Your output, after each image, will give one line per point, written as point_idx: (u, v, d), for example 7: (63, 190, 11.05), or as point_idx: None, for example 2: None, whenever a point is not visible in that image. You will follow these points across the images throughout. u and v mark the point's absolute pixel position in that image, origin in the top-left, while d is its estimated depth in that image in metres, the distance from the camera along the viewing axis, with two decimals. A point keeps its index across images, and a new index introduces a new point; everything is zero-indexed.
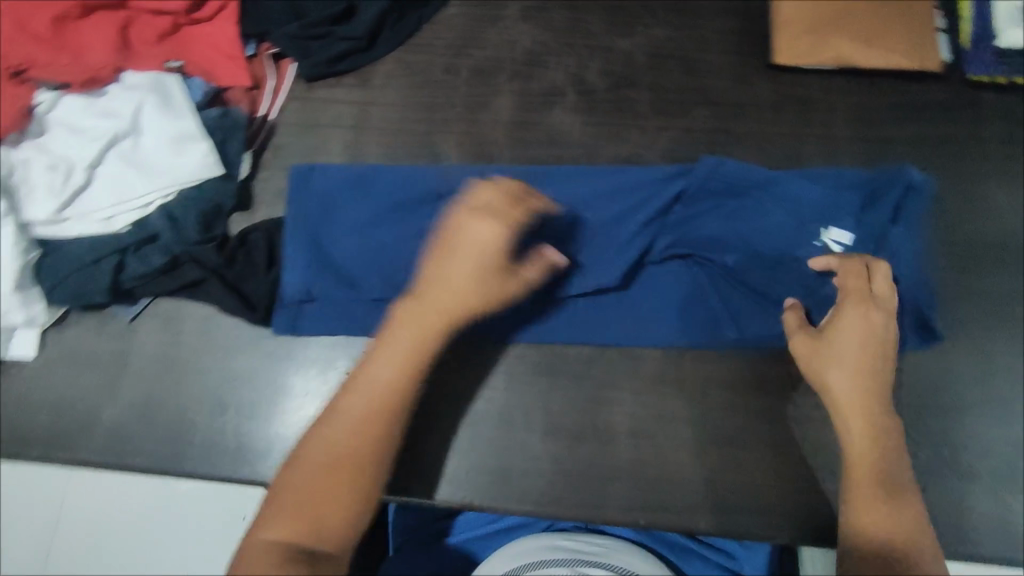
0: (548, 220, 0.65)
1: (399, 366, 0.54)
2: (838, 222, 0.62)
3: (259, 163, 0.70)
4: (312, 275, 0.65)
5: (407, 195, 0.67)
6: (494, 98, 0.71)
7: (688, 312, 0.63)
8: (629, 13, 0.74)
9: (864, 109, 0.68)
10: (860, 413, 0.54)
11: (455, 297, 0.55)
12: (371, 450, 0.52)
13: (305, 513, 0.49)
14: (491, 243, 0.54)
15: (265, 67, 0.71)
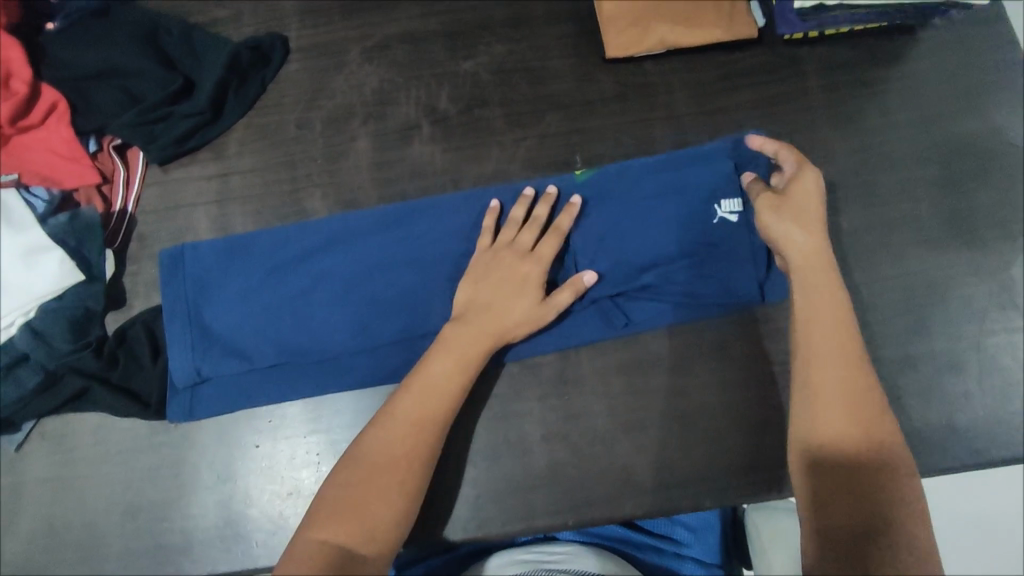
0: (426, 254, 0.66)
1: (455, 382, 0.58)
2: (725, 194, 0.67)
3: (126, 257, 0.68)
4: (197, 357, 0.64)
5: (285, 256, 0.67)
6: (352, 143, 0.71)
7: (575, 308, 0.64)
8: (467, 36, 0.75)
9: (699, 84, 0.72)
10: (820, 324, 0.56)
11: (477, 322, 0.60)
12: (414, 460, 0.55)
13: (347, 519, 0.52)
14: (538, 272, 0.62)
15: (112, 160, 0.70)
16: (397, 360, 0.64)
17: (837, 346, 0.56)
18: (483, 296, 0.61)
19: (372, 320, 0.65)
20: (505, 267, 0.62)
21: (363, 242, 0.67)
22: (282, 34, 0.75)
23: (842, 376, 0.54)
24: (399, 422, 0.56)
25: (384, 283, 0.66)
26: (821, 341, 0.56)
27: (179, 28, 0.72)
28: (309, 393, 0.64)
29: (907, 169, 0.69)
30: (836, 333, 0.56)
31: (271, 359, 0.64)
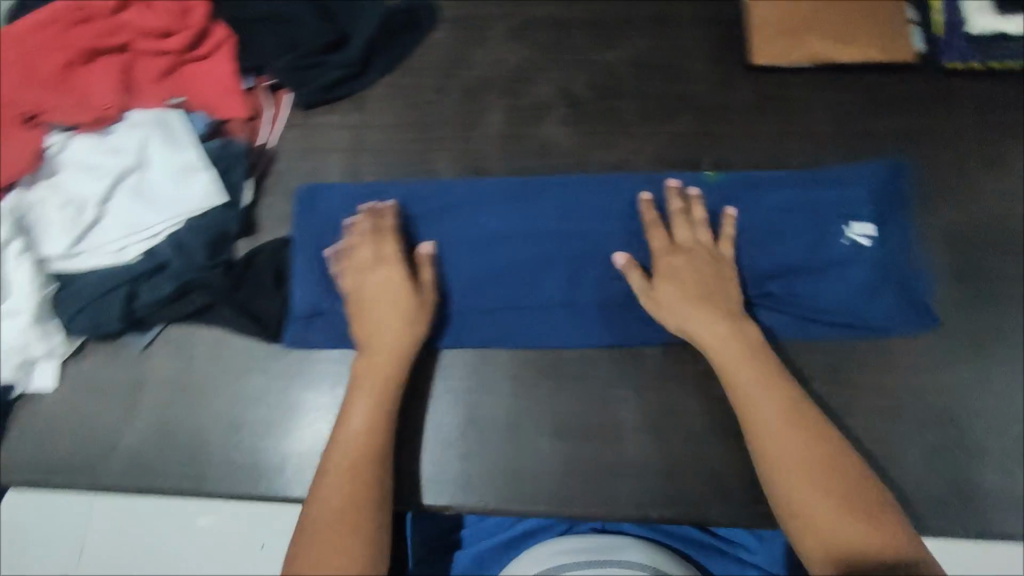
0: (546, 230, 0.68)
1: (375, 417, 0.59)
2: (858, 217, 0.65)
3: (262, 189, 0.72)
4: (316, 290, 0.67)
5: (412, 210, 0.69)
6: (486, 114, 0.73)
7: None
8: (610, 27, 0.76)
9: (844, 102, 0.70)
10: (762, 406, 0.56)
11: (670, 308, 0.61)
12: (365, 491, 0.55)
13: (329, 552, 0.52)
14: (666, 263, 0.63)
15: (262, 98, 0.74)
16: (501, 326, 0.66)
17: (788, 416, 0.56)
18: (665, 288, 0.62)
19: (484, 285, 0.67)
20: (679, 260, 0.63)
21: (485, 210, 0.69)
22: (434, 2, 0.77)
23: (802, 445, 0.54)
24: (330, 476, 0.56)
25: (501, 251, 0.67)
26: (772, 421, 0.55)
27: None
28: (416, 342, 0.66)
29: None
30: (777, 409, 0.56)
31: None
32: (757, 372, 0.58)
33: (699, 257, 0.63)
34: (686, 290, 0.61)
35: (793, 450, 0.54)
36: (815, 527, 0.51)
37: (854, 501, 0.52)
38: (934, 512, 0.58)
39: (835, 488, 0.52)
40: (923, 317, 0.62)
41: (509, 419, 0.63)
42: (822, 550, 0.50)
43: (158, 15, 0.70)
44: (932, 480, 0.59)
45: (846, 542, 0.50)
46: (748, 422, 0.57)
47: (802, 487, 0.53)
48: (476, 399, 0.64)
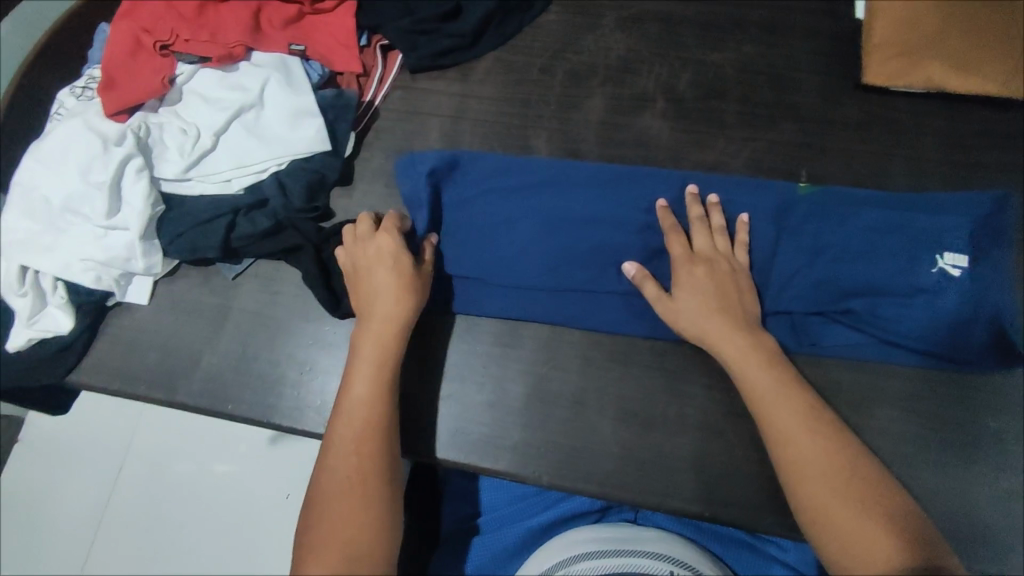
0: (630, 219, 0.68)
1: (380, 386, 0.60)
2: (951, 245, 0.63)
3: (362, 144, 0.75)
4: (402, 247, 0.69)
5: (503, 184, 0.71)
6: (587, 99, 0.75)
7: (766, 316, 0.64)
8: (720, 30, 0.77)
9: (955, 132, 0.69)
10: (774, 408, 0.56)
11: (688, 316, 0.61)
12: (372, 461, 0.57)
13: (336, 522, 0.54)
14: (687, 274, 0.63)
15: (374, 57, 0.77)
16: (582, 308, 0.66)
17: (796, 413, 0.56)
18: (684, 296, 0.62)
19: (564, 265, 0.67)
20: (699, 270, 0.63)
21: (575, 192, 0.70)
22: None
23: (812, 443, 0.54)
24: (337, 449, 0.57)
25: (585, 234, 0.68)
26: (789, 421, 0.55)
27: None
28: (495, 311, 0.67)
29: None
30: (783, 403, 0.56)
31: (469, 269, 0.68)
32: (769, 372, 0.58)
33: (720, 268, 0.63)
34: (709, 299, 0.61)
35: (804, 447, 0.54)
36: (825, 525, 0.51)
37: (861, 494, 0.52)
38: (990, 554, 0.58)
39: (842, 481, 0.52)
40: (1012, 359, 0.60)
41: (574, 396, 0.64)
42: (835, 548, 0.50)
43: None
44: (991, 522, 0.59)
45: (854, 537, 0.50)
46: (762, 420, 0.57)
47: (813, 484, 0.53)
48: (544, 373, 0.65)
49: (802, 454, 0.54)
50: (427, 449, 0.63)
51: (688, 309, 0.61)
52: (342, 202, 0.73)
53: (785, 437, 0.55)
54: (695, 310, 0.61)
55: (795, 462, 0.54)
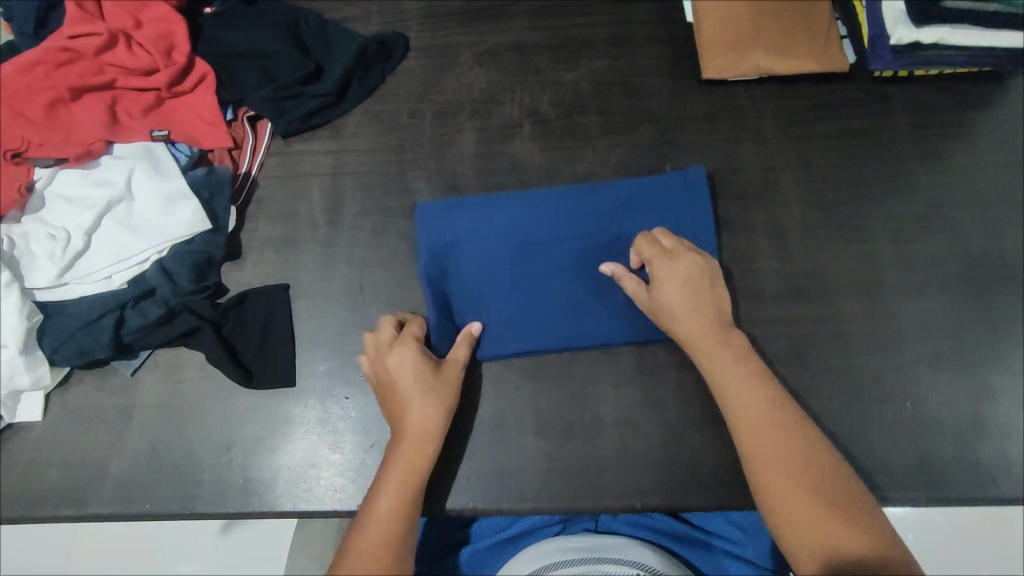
0: (553, 246, 0.69)
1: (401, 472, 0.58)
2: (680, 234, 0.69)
3: (244, 216, 0.75)
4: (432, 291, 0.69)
5: (459, 228, 0.70)
6: (458, 135, 0.77)
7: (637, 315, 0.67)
8: (571, 49, 0.81)
9: (788, 110, 0.76)
10: (736, 391, 0.59)
11: (688, 330, 0.62)
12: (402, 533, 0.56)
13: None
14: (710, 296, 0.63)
15: (243, 129, 0.78)
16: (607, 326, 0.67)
17: (777, 423, 0.57)
18: (667, 297, 0.62)
19: (522, 291, 0.68)
20: (690, 270, 0.63)
21: None
22: (404, 34, 0.83)
23: (780, 444, 0.56)
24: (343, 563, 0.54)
25: (534, 262, 0.69)
26: (733, 394, 0.59)
27: (317, 21, 0.81)
28: (569, 336, 0.67)
29: (989, 209, 0.71)
30: (751, 398, 0.58)
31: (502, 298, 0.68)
32: (720, 351, 0.60)
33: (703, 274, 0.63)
34: (689, 315, 0.62)
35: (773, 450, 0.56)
36: (788, 524, 0.53)
37: (844, 516, 0.52)
38: (900, 485, 0.62)
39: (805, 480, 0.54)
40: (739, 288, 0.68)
41: (490, 419, 0.65)
42: (789, 539, 0.53)
43: (143, 55, 0.73)
44: (896, 456, 0.62)
45: (805, 519, 0.53)
46: (730, 419, 0.59)
47: (776, 476, 0.55)
48: (462, 406, 0.66)
49: (772, 461, 0.56)
50: (292, 504, 0.64)
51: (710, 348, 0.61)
52: (234, 276, 0.73)
53: (753, 450, 0.57)
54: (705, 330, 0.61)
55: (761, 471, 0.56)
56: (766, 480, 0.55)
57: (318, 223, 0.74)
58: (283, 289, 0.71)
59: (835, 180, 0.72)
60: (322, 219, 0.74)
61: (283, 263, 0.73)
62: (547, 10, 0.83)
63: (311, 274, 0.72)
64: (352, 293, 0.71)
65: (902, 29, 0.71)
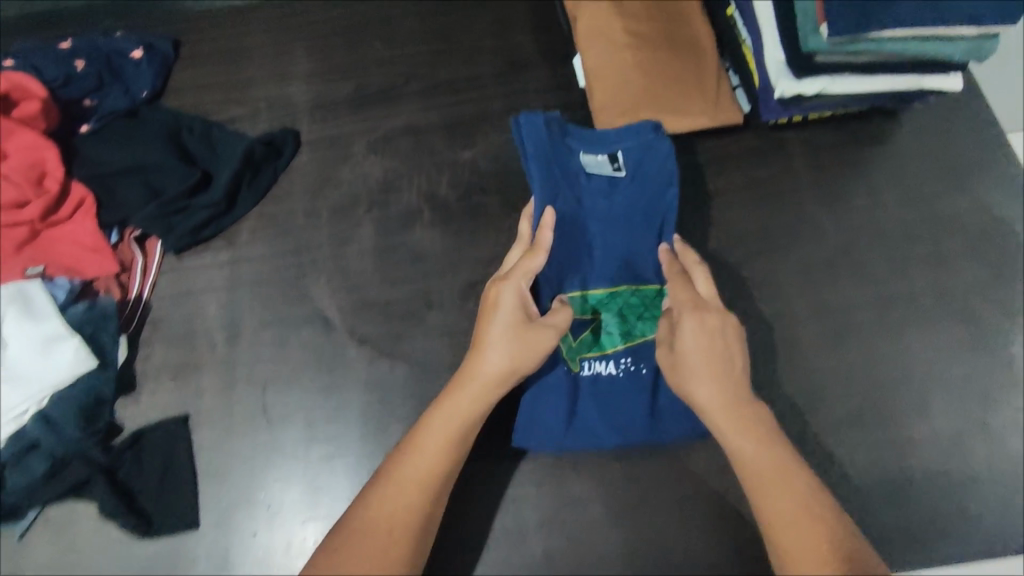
0: (609, 219, 0.69)
1: (452, 442, 0.57)
2: None
3: (138, 344, 0.71)
4: (599, 233, 0.69)
5: (555, 152, 0.67)
6: (356, 230, 0.74)
7: (595, 415, 0.65)
8: (466, 126, 0.79)
9: (690, 168, 0.74)
10: (727, 420, 0.56)
11: (688, 364, 0.58)
12: (424, 502, 0.55)
13: (362, 564, 0.51)
14: (722, 327, 0.58)
15: (132, 249, 0.74)
16: (594, 397, 0.65)
17: (787, 481, 0.53)
18: (685, 341, 0.58)
19: (564, 246, 0.67)
20: (710, 317, 0.59)
21: (367, 326, 0.70)
22: (294, 129, 0.80)
23: (801, 520, 0.51)
24: (370, 522, 0.53)
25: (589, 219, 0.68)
26: (755, 466, 0.54)
27: (200, 127, 0.79)
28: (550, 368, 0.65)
29: (897, 249, 0.70)
30: (773, 470, 0.54)
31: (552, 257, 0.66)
32: (755, 442, 0.55)
33: (727, 318, 0.59)
34: (699, 348, 0.58)
35: (787, 520, 0.51)
36: (788, 556, 0.50)
37: (834, 536, 0.50)
38: None
39: (822, 558, 0.49)
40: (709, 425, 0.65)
41: None
42: (789, 556, 0.50)
43: (10, 189, 0.69)
44: None
45: (808, 537, 0.50)
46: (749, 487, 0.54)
47: (785, 521, 0.51)
48: None
49: (761, 474, 0.54)
50: None
51: (701, 364, 0.57)
52: (129, 410, 0.68)
53: (755, 474, 0.54)
54: (710, 352, 0.58)
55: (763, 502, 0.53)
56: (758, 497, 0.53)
57: (216, 341, 0.71)
58: (182, 421, 0.67)
59: (742, 236, 0.71)
60: (220, 337, 0.71)
61: (180, 390, 0.69)
62: (439, 89, 0.82)
63: (211, 399, 0.68)
64: (255, 415, 0.67)
65: (783, 81, 0.66)
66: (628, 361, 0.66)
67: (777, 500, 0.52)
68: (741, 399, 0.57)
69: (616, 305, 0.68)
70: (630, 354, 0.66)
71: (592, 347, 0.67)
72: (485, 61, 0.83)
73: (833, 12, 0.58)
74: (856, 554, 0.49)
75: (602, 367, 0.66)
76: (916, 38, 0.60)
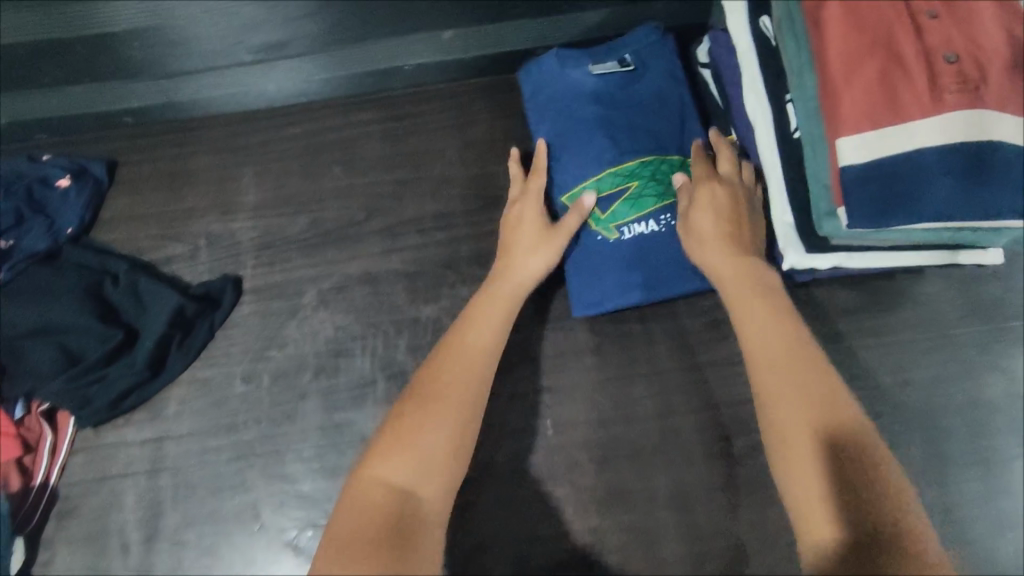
0: (638, 130, 0.70)
1: (492, 338, 0.54)
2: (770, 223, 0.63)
3: (38, 544, 0.61)
4: (619, 149, 0.69)
5: (567, 69, 0.73)
6: (301, 403, 0.65)
7: (640, 259, 0.65)
8: (432, 274, 0.70)
9: (682, 334, 0.66)
10: (750, 319, 0.51)
11: (718, 263, 0.56)
12: (479, 370, 0.50)
13: (405, 469, 0.43)
14: (746, 228, 0.58)
15: (39, 424, 0.64)
16: (641, 262, 0.65)
17: (796, 347, 0.48)
18: (702, 235, 0.58)
19: (593, 148, 0.69)
20: (726, 199, 0.59)
21: (308, 527, 0.60)
22: (238, 275, 0.71)
23: (807, 403, 0.44)
24: (404, 424, 0.46)
25: (619, 129, 0.70)
26: (762, 339, 0.49)
27: (126, 275, 0.69)
28: (611, 266, 0.65)
29: (910, 441, 0.62)
30: (786, 344, 0.48)
31: (565, 155, 0.70)
32: (764, 312, 0.51)
33: (739, 192, 0.60)
34: (726, 255, 0.56)
35: (787, 394, 0.45)
36: (773, 394, 0.46)
37: (831, 385, 0.45)
38: None
39: (803, 429, 0.43)
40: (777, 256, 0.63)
41: None
42: (771, 389, 0.46)
43: None
44: None
45: (797, 413, 0.44)
46: (753, 363, 0.49)
47: (782, 366, 0.46)
48: None
49: (770, 350, 0.48)
50: None
51: (770, 324, 0.50)
52: None
53: (766, 372, 0.47)
54: (739, 268, 0.55)
55: (770, 394, 0.46)
56: (768, 397, 0.46)
57: (131, 541, 0.61)
58: None
59: (738, 418, 0.64)
60: (137, 537, 0.61)
61: None
62: (404, 227, 0.73)
63: None
64: None
65: (793, 254, 0.58)
66: (669, 218, 0.66)
67: (787, 368, 0.46)
68: (798, 336, 0.49)
69: (649, 172, 0.67)
70: (668, 211, 0.66)
71: (630, 210, 0.66)
72: (456, 195, 0.75)
73: (850, 199, 0.51)
74: (840, 398, 0.45)
75: (641, 228, 0.66)
76: (950, 229, 0.52)
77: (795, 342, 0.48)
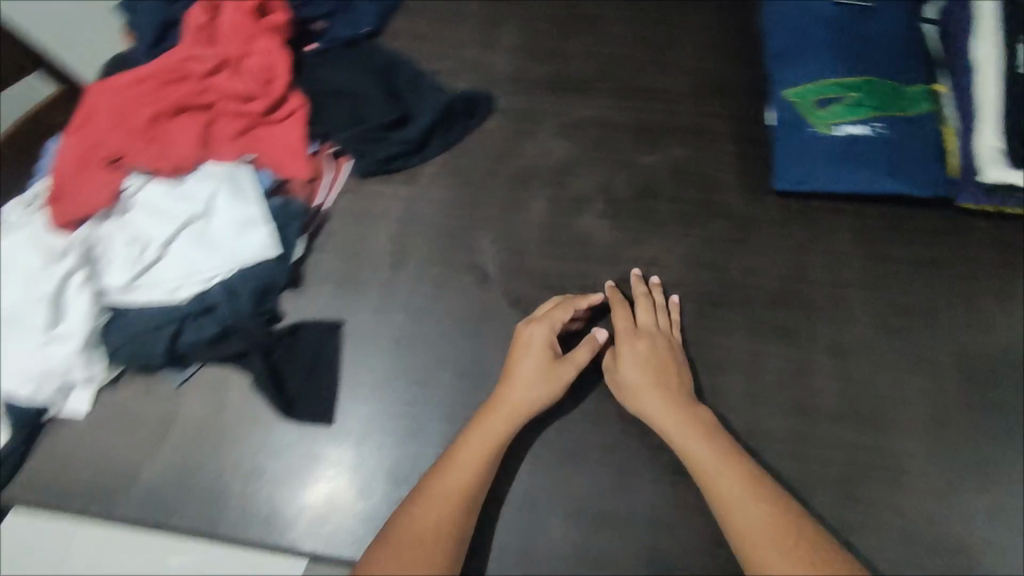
0: (866, 53, 0.79)
1: (469, 479, 0.60)
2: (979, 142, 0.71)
3: (312, 247, 0.77)
4: (842, 67, 0.79)
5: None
6: (530, 201, 0.78)
7: (842, 155, 0.75)
8: (653, 133, 0.82)
9: (865, 228, 0.75)
10: (687, 440, 0.61)
11: (649, 402, 0.64)
12: (460, 511, 0.58)
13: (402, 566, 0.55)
14: (676, 368, 0.67)
15: (324, 163, 0.80)
16: (844, 158, 0.75)
17: (750, 486, 0.58)
18: (632, 374, 0.66)
19: (819, 62, 0.79)
20: (641, 346, 0.67)
21: (522, 290, 0.73)
22: (493, 96, 0.85)
23: (778, 545, 0.54)
24: (407, 517, 0.58)
25: (847, 50, 0.80)
26: (713, 477, 0.59)
27: (409, 73, 0.85)
28: (817, 156, 0.76)
29: None
30: (742, 485, 0.58)
31: (793, 64, 0.80)
32: (709, 446, 0.60)
33: (660, 346, 0.67)
34: (660, 398, 0.64)
35: (760, 547, 0.55)
36: (742, 538, 0.56)
37: (798, 546, 0.54)
38: None
39: (725, 500, 0.58)
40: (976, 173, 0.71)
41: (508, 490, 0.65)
42: (734, 525, 0.56)
43: (244, 83, 0.77)
44: None
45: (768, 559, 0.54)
46: (709, 491, 0.59)
47: (754, 536, 0.55)
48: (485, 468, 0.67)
49: (724, 488, 0.58)
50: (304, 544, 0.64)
51: (701, 445, 0.60)
52: (291, 303, 0.75)
53: (723, 499, 0.58)
54: (676, 406, 0.63)
55: (733, 522, 0.56)
56: (723, 505, 0.58)
57: (380, 265, 0.76)
58: (336, 326, 0.72)
59: (909, 304, 0.71)
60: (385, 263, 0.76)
61: (334, 301, 0.74)
62: (635, 92, 0.85)
63: (366, 316, 0.73)
64: (404, 343, 0.72)
65: (994, 169, 0.69)
66: (880, 126, 0.75)
67: (747, 519, 0.56)
68: (726, 442, 0.61)
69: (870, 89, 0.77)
70: (882, 120, 0.75)
71: (847, 114, 0.76)
72: (684, 77, 0.86)
73: None
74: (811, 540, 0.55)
75: (854, 129, 0.76)
76: None
77: (724, 444, 0.61)
